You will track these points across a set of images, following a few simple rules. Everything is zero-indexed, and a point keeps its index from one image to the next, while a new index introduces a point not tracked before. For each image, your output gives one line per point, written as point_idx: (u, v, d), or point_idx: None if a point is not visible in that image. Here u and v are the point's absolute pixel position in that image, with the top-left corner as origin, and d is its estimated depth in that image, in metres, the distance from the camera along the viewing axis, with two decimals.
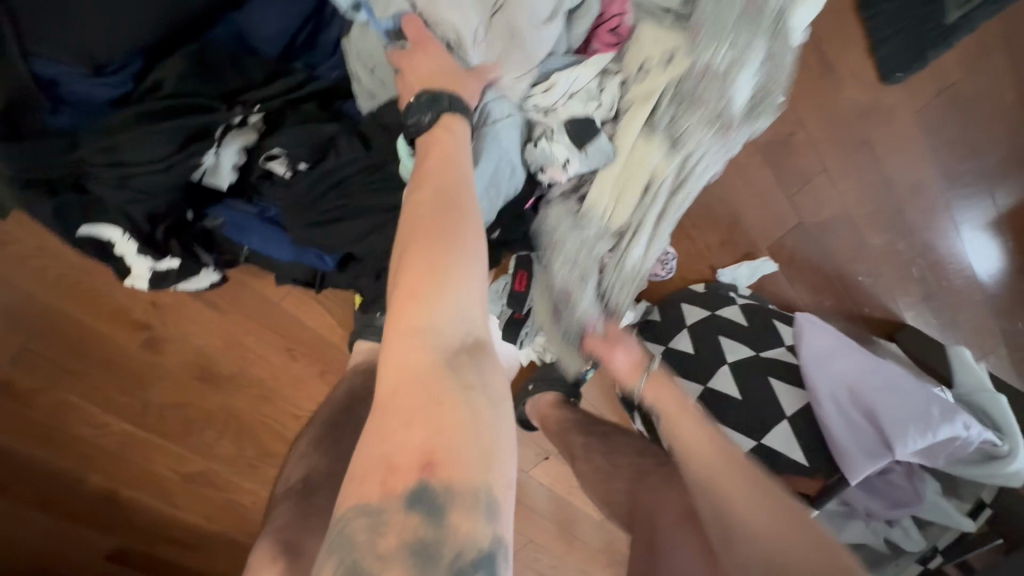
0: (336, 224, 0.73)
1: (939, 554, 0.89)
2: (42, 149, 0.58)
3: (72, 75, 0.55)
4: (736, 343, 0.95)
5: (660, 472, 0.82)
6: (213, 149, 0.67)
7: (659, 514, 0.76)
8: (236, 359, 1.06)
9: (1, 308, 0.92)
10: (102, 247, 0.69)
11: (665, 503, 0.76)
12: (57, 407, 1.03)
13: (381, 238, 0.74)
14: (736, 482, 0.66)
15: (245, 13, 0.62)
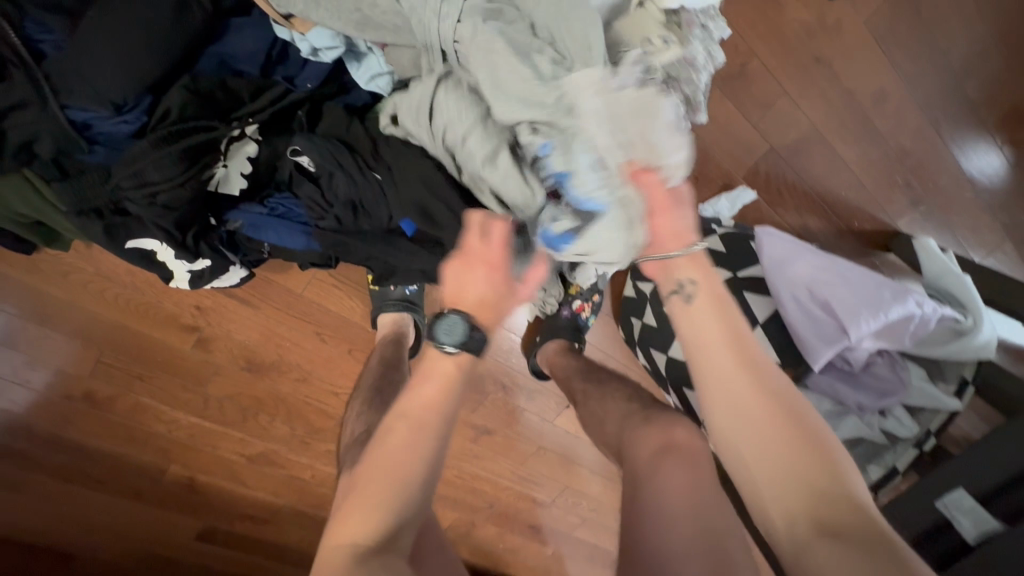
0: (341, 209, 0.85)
1: (933, 436, 0.94)
2: (87, 182, 0.72)
3: (98, 116, 0.67)
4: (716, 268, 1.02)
5: (646, 415, 0.84)
6: (221, 161, 0.80)
7: (641, 450, 0.76)
8: (274, 348, 1.21)
9: (77, 326, 1.09)
10: (145, 254, 0.82)
11: (644, 442, 0.77)
12: (135, 407, 1.20)
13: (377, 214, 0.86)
14: (795, 487, 0.58)
15: (227, 41, 0.73)
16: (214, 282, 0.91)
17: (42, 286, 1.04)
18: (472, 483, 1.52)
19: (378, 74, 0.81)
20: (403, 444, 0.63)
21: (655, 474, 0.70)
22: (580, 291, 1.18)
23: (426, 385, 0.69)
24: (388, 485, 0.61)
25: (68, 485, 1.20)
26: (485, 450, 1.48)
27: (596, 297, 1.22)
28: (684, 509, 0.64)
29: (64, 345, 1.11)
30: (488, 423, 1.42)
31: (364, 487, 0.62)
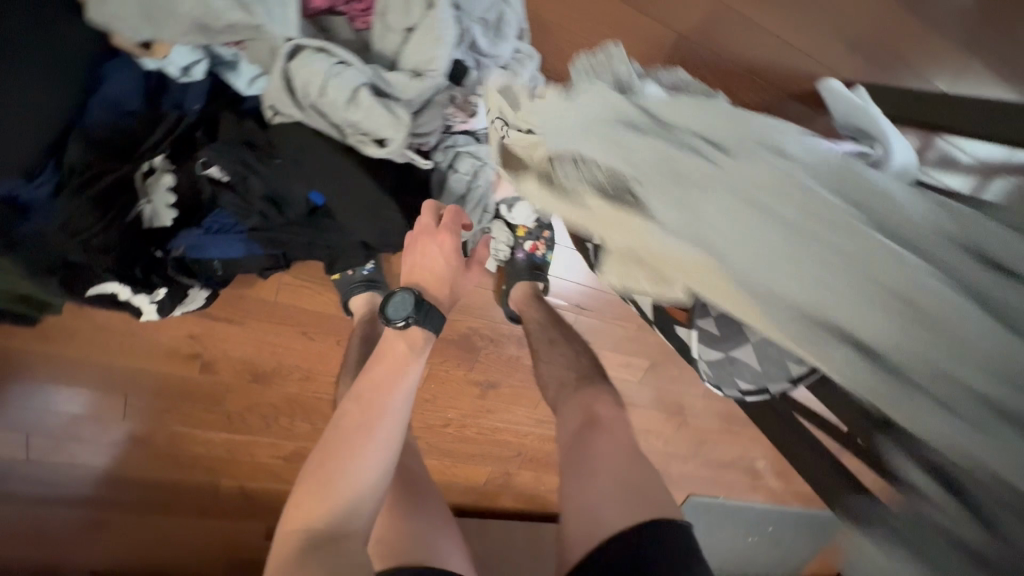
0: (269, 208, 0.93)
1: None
2: (32, 248, 0.80)
3: (14, 186, 0.74)
4: None
5: (579, 381, 0.94)
6: (144, 199, 0.88)
7: (565, 427, 0.87)
8: (271, 355, 1.31)
9: (102, 374, 1.26)
10: (110, 297, 0.92)
11: (568, 419, 0.88)
12: (172, 436, 1.36)
13: (300, 208, 0.93)
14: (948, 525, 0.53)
15: (103, 87, 0.78)
16: (181, 308, 1.00)
17: (62, 347, 1.21)
18: (494, 436, 1.60)
19: (255, 78, 0.86)
20: (359, 443, 0.70)
21: (584, 445, 0.80)
22: (526, 230, 1.23)
23: (376, 368, 0.80)
24: (348, 478, 0.67)
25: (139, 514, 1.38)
26: (497, 404, 1.55)
27: (547, 233, 1.26)
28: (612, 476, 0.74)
29: (101, 393, 1.28)
30: (489, 377, 1.49)
31: (321, 474, 0.68)
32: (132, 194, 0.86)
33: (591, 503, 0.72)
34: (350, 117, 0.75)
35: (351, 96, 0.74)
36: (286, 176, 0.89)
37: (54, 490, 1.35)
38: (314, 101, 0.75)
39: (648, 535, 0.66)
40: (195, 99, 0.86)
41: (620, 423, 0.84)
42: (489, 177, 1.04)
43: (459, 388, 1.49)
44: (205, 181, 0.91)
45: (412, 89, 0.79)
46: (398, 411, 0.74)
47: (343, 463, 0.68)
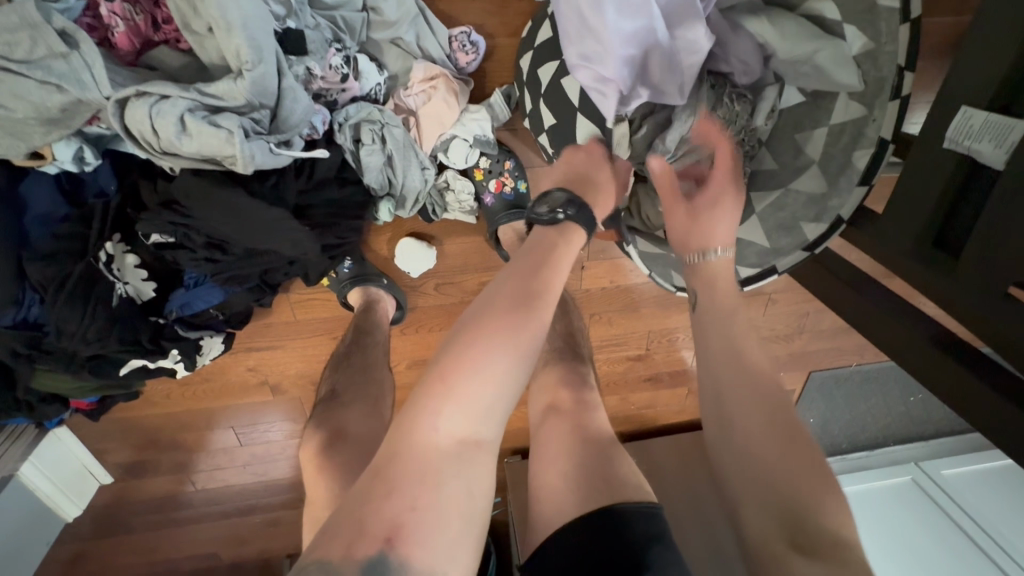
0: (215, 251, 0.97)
1: (910, 72, 0.70)
2: (59, 353, 0.96)
3: (14, 312, 0.90)
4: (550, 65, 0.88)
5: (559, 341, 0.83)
6: (120, 282, 0.97)
7: (532, 404, 0.76)
8: (320, 365, 1.42)
9: (207, 418, 1.50)
10: (142, 369, 1.06)
11: (535, 395, 0.76)
12: (284, 447, 1.59)
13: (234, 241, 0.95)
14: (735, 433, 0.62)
15: (31, 207, 0.88)
16: (204, 358, 1.12)
17: (169, 407, 1.46)
18: None
19: None
20: (483, 357, 0.60)
21: (542, 437, 0.71)
22: (484, 170, 1.10)
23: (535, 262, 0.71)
24: (470, 398, 0.59)
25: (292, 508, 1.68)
26: None
27: (509, 163, 1.11)
28: (571, 474, 0.64)
29: (215, 429, 1.53)
30: None
31: (426, 404, 0.60)
32: (106, 285, 0.94)
33: (554, 499, 0.63)
34: (196, 148, 0.73)
35: (179, 129, 0.71)
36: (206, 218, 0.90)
37: (228, 501, 1.71)
38: (161, 148, 0.75)
39: (602, 532, 0.57)
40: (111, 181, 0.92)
41: (585, 406, 0.73)
42: (399, 135, 0.95)
43: None
44: (158, 248, 0.98)
45: (235, 92, 0.74)
46: (529, 333, 0.63)
47: (464, 378, 0.60)
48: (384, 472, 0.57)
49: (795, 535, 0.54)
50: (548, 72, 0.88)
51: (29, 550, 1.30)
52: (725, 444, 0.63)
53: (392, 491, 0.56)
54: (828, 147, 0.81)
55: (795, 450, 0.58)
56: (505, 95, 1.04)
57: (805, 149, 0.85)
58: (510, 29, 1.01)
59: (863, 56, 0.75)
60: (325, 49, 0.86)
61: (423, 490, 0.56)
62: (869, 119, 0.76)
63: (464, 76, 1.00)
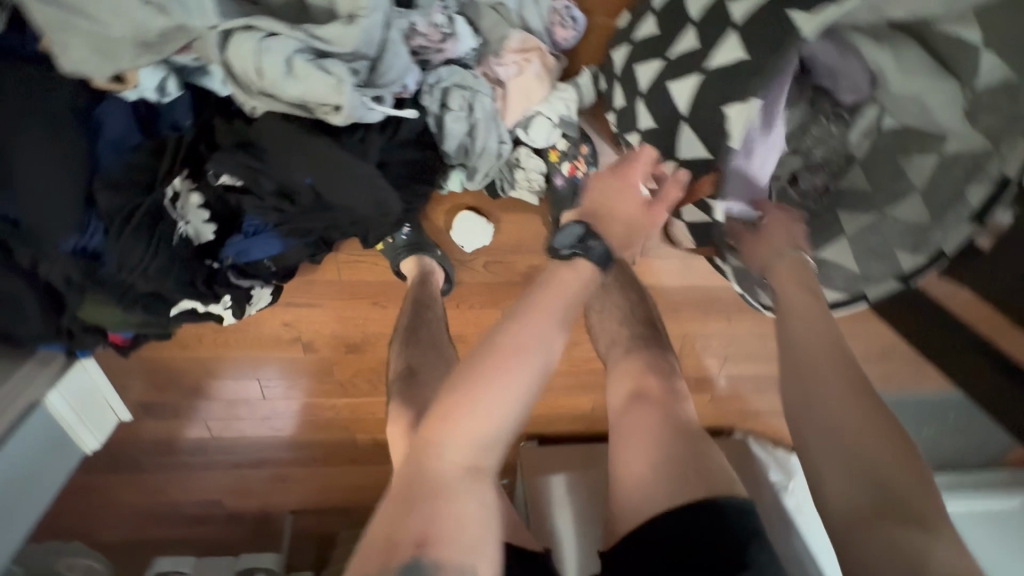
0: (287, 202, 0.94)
1: None
2: (114, 285, 0.95)
3: (75, 239, 0.88)
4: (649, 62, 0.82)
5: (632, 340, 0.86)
6: (181, 221, 0.93)
7: (613, 395, 0.80)
8: (356, 329, 1.41)
9: (235, 368, 1.49)
10: (191, 311, 1.04)
11: (616, 386, 0.80)
12: (306, 405, 1.59)
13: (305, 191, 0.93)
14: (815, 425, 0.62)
15: (104, 132, 0.85)
16: (253, 307, 1.10)
17: (199, 351, 1.45)
18: (589, 366, 1.57)
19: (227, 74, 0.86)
20: (490, 376, 0.62)
21: (625, 424, 0.75)
22: (559, 152, 1.07)
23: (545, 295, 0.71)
24: (482, 421, 0.62)
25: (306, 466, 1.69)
26: (581, 334, 1.50)
27: (586, 147, 1.08)
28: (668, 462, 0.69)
29: (240, 380, 1.52)
30: None
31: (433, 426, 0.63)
32: (170, 222, 0.92)
33: (640, 487, 0.68)
34: (300, 93, 0.71)
35: (286, 71, 0.69)
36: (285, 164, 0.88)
37: (241, 453, 1.71)
38: (259, 92, 0.73)
39: (704, 523, 0.62)
40: (187, 116, 0.89)
41: (671, 394, 0.77)
42: (488, 105, 0.92)
43: None
44: (224, 191, 0.95)
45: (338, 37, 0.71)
46: (533, 350, 0.65)
47: (470, 397, 0.62)
48: (408, 491, 0.61)
49: (879, 502, 0.56)
50: (649, 70, 0.81)
51: (52, 478, 1.30)
52: (801, 419, 0.64)
53: (413, 510, 0.60)
54: (935, 178, 0.77)
55: (858, 417, 0.60)
56: (594, 76, 1.00)
57: (905, 172, 0.80)
58: (606, 11, 0.98)
59: (998, 89, 0.70)
60: (429, 5, 0.84)
61: (439, 505, 0.60)
62: (993, 154, 0.72)
63: (557, 52, 0.97)
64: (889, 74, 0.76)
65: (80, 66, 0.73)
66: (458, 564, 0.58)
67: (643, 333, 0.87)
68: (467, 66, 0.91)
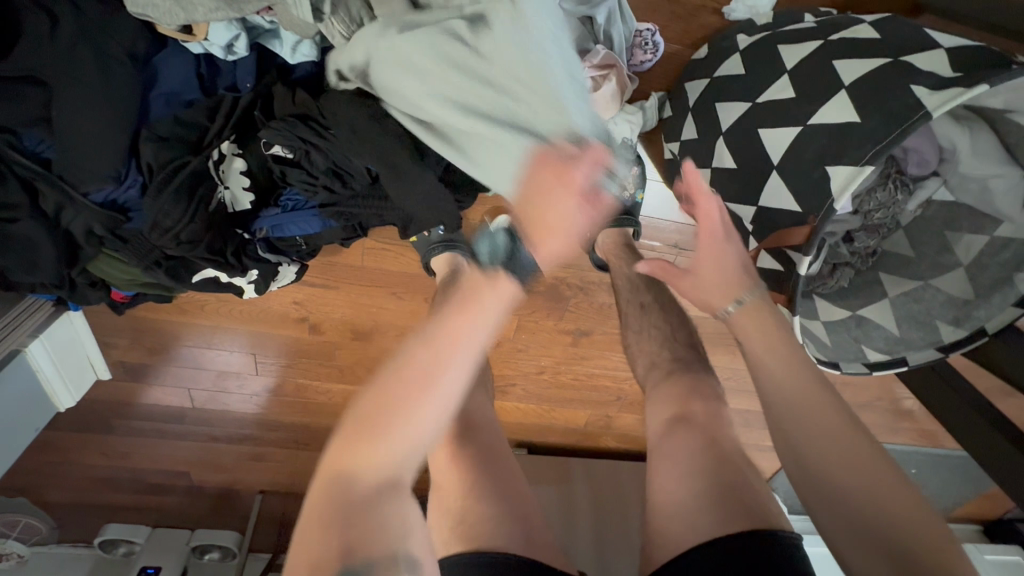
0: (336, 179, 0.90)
1: None
2: (139, 243, 0.89)
3: (109, 190, 0.81)
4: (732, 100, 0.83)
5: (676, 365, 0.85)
6: (222, 186, 0.89)
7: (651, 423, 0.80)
8: (367, 316, 1.37)
9: (231, 339, 1.42)
10: (213, 281, 0.99)
11: (655, 414, 0.80)
12: (299, 387, 1.54)
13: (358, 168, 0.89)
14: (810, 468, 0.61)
15: (161, 82, 0.80)
16: (275, 284, 1.06)
17: (196, 317, 1.38)
18: (591, 382, 1.58)
19: (299, 42, 0.82)
20: (410, 408, 0.58)
21: (664, 449, 0.75)
22: None
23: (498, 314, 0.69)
24: (399, 443, 0.56)
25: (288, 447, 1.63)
26: (589, 351, 1.50)
27: (637, 169, 1.09)
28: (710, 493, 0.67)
29: (233, 352, 1.45)
30: (580, 324, 1.42)
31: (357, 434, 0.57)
32: (211, 186, 0.87)
33: (675, 511, 0.68)
34: None
35: None
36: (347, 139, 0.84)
37: (218, 426, 1.63)
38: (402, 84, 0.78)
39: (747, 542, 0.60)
40: (250, 79, 0.84)
41: (716, 420, 0.76)
42: None
43: (548, 337, 1.45)
44: (274, 160, 0.90)
45: None
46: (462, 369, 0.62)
47: (396, 422, 0.56)
48: (338, 496, 0.55)
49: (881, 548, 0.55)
50: (731, 111, 0.82)
51: (21, 432, 1.20)
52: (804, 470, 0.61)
53: (332, 536, 0.53)
54: (983, 258, 0.81)
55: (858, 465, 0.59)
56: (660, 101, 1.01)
57: (953, 248, 0.85)
58: (681, 43, 0.99)
59: None
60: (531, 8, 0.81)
61: (382, 507, 0.55)
62: None
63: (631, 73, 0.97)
64: (961, 153, 0.78)
65: (159, 15, 0.70)
66: (393, 559, 0.53)
67: (685, 356, 0.87)
68: None
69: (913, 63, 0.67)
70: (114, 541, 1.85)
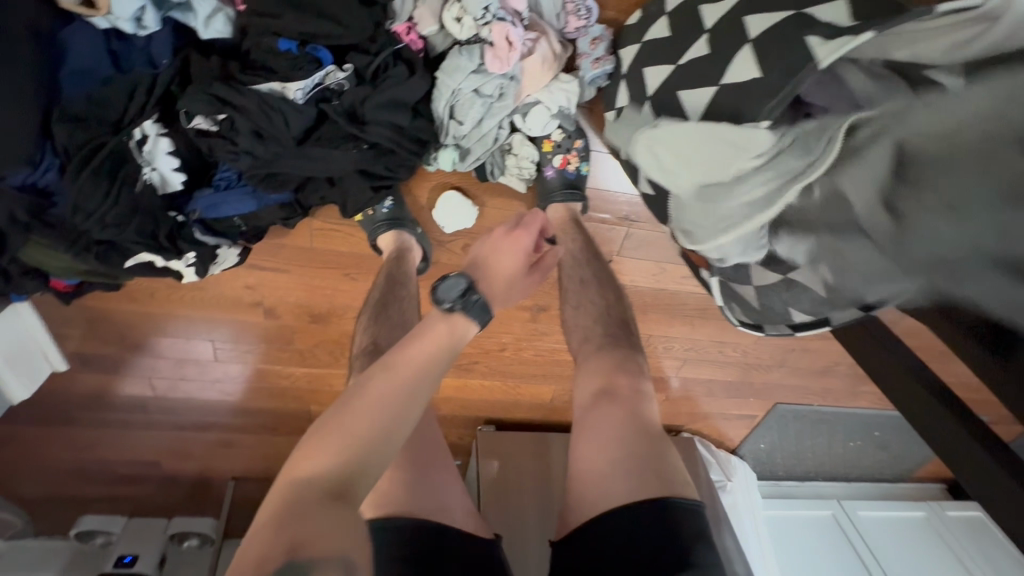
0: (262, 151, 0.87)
1: None
2: (65, 230, 0.87)
3: (26, 174, 0.80)
4: (660, 65, 0.84)
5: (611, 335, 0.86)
6: (146, 167, 0.86)
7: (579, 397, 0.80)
8: (322, 298, 1.36)
9: (186, 326, 1.41)
10: (150, 266, 0.98)
11: (582, 387, 0.80)
12: (261, 372, 1.54)
13: (281, 138, 0.87)
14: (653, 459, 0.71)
15: (71, 61, 0.78)
16: (217, 268, 1.04)
17: (149, 305, 1.37)
18: (554, 357, 1.59)
19: (211, 15, 0.81)
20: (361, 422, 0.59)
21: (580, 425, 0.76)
22: (554, 143, 1.07)
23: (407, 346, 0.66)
24: (363, 428, 0.57)
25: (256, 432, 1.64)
26: (549, 326, 1.51)
27: (580, 142, 1.09)
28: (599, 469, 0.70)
29: (192, 339, 1.44)
30: (537, 299, 1.43)
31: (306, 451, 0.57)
32: (135, 165, 0.86)
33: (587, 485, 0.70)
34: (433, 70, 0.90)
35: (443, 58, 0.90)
36: (273, 104, 0.84)
37: (183, 414, 1.63)
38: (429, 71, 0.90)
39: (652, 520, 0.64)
40: (166, 54, 0.83)
41: (639, 395, 0.77)
42: (491, 88, 0.91)
43: (506, 313, 1.45)
44: (197, 136, 0.88)
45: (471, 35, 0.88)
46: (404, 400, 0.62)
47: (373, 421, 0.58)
48: (285, 512, 0.52)
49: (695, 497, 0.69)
50: (659, 74, 0.83)
51: None
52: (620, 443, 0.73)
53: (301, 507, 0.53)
54: None
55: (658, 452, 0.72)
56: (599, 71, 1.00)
57: None
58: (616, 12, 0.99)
59: None
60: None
61: (323, 529, 0.51)
62: None
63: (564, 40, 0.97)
64: None
65: None
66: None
67: (616, 332, 0.88)
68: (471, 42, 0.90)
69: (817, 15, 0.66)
70: (90, 532, 1.87)
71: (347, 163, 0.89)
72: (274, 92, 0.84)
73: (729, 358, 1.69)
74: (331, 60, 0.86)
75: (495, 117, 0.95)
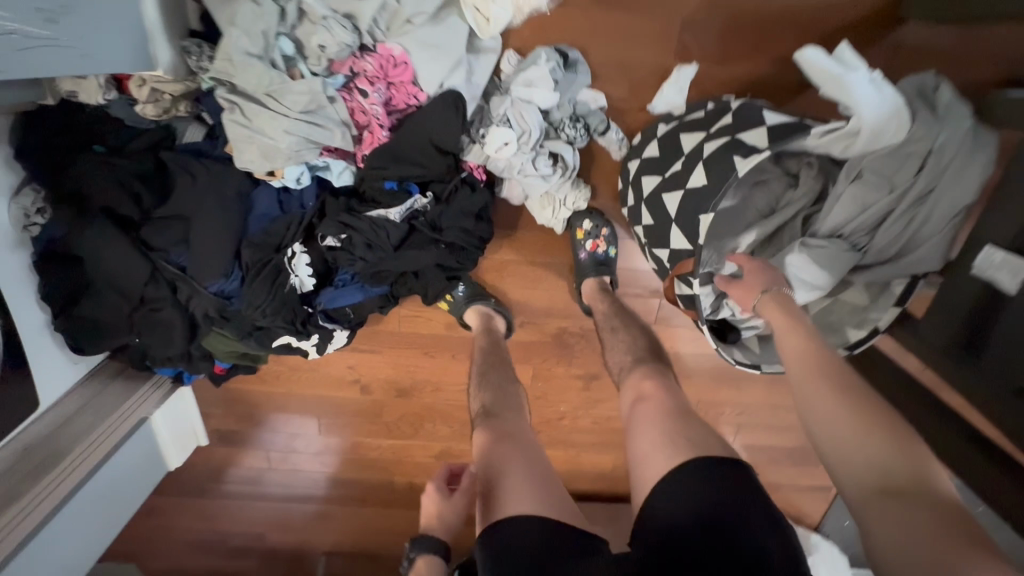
0: (371, 258, 1.20)
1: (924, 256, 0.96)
2: (239, 320, 1.24)
3: (221, 283, 1.18)
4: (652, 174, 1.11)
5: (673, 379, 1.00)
6: (293, 274, 1.22)
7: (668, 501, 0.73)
8: (406, 373, 1.65)
9: (300, 407, 1.72)
10: (287, 345, 1.31)
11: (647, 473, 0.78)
12: (354, 446, 1.75)
13: (382, 246, 1.19)
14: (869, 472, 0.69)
15: (253, 206, 1.19)
16: (332, 346, 1.37)
17: (271, 390, 1.69)
18: (609, 426, 1.66)
19: (343, 171, 1.19)
20: None
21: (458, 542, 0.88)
22: (586, 233, 1.34)
23: None
24: None
25: (347, 506, 1.81)
26: (602, 394, 1.62)
27: (605, 229, 1.35)
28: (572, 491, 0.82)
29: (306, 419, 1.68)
30: (590, 368, 1.58)
31: None
32: (285, 274, 1.21)
33: None
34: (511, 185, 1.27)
35: (524, 176, 1.21)
36: (377, 226, 1.18)
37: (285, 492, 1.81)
38: (521, 187, 1.26)
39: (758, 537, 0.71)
40: (311, 199, 1.22)
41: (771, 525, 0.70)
42: (556, 180, 1.24)
43: (558, 384, 1.59)
44: (327, 250, 1.23)
45: (528, 159, 1.18)
46: None
47: None
48: None
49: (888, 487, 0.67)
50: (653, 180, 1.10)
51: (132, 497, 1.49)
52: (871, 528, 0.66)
53: None
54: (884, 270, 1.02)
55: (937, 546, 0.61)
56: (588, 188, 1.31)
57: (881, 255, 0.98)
58: (626, 129, 1.27)
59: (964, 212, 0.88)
60: (520, 139, 1.15)
61: None
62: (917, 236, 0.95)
63: (587, 134, 1.23)
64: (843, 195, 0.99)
65: (251, 159, 1.06)
66: None
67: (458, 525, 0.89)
68: (533, 167, 1.20)
69: (742, 138, 0.95)
70: None
71: (434, 256, 1.21)
72: (380, 220, 1.18)
73: (788, 423, 1.66)
74: (417, 191, 1.20)
75: (566, 189, 1.27)
